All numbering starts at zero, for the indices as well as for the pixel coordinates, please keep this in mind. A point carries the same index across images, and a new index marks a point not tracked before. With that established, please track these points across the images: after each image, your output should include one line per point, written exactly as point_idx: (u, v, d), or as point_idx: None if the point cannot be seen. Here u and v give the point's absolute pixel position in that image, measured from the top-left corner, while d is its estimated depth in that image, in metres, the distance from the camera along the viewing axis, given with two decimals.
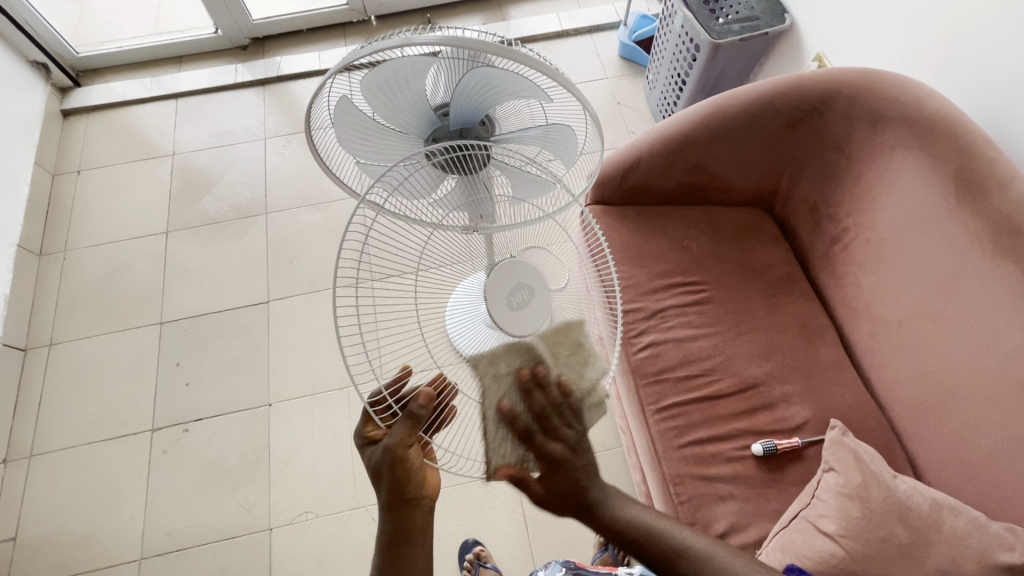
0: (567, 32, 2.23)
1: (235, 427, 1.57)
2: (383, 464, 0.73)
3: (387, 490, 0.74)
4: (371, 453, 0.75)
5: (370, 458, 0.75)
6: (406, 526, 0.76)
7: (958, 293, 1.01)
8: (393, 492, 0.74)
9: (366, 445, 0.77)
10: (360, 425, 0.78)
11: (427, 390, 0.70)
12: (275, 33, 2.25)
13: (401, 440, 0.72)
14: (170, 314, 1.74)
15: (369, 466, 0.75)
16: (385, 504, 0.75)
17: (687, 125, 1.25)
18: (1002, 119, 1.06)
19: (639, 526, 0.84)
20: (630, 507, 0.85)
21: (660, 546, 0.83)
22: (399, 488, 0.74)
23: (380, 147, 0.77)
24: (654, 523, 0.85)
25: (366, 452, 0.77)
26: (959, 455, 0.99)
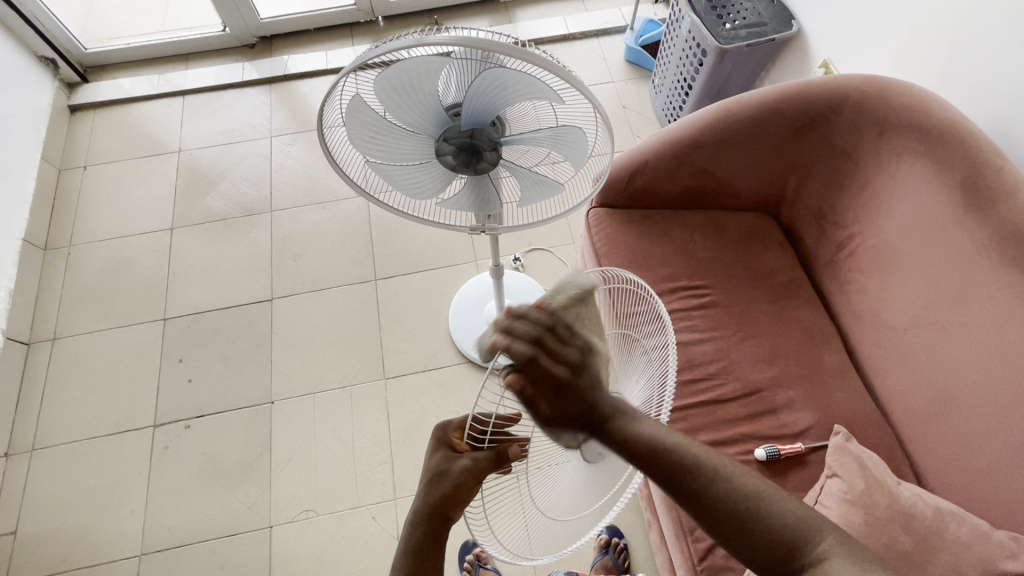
0: (573, 35, 2.23)
1: (237, 425, 1.57)
2: (449, 479, 0.70)
3: (435, 499, 0.72)
4: (444, 460, 0.71)
5: (438, 463, 0.72)
6: (430, 541, 0.74)
7: (964, 301, 1.01)
8: (439, 505, 0.72)
9: (439, 446, 0.73)
10: (450, 423, 0.75)
11: (518, 446, 0.68)
12: (282, 32, 2.26)
13: (475, 473, 0.69)
14: (173, 311, 1.74)
15: (434, 469, 0.72)
16: (423, 512, 0.73)
17: (695, 131, 1.25)
18: (1009, 130, 1.06)
19: (647, 438, 0.64)
20: (636, 422, 0.65)
21: (673, 467, 0.64)
22: (447, 503, 0.72)
23: (390, 147, 0.76)
24: (667, 438, 0.65)
25: (437, 453, 0.73)
26: (963, 462, 0.99)
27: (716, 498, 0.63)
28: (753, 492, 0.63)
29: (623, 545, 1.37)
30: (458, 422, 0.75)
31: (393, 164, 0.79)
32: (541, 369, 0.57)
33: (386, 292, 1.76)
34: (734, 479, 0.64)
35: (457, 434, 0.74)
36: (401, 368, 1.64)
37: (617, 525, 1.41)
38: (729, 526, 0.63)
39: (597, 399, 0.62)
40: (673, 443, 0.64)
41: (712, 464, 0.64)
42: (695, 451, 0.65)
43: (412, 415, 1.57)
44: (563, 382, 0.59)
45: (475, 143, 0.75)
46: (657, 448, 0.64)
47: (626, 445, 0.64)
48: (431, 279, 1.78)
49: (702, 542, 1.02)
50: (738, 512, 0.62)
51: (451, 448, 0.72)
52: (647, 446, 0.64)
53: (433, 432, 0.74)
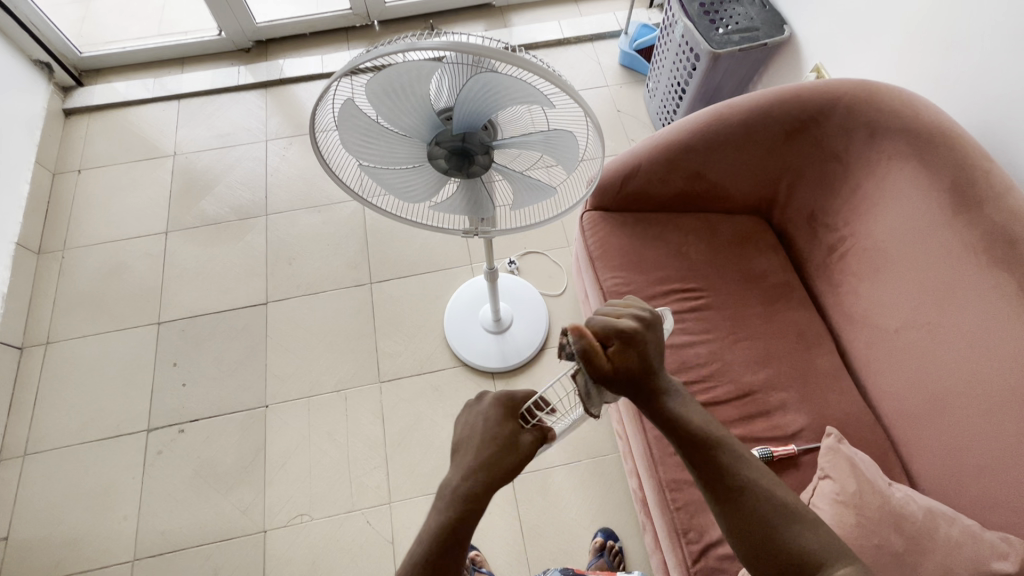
0: (568, 40, 2.25)
1: (231, 429, 1.57)
2: (520, 452, 0.68)
3: (494, 470, 0.66)
4: (513, 431, 0.69)
5: (507, 432, 0.69)
6: (469, 523, 0.66)
7: (954, 304, 1.01)
8: (501, 480, 0.67)
9: (506, 414, 0.70)
10: (514, 394, 0.72)
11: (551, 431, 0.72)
12: (278, 36, 2.27)
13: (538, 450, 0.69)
14: (167, 314, 1.74)
15: (505, 439, 0.68)
16: (479, 486, 0.66)
17: (687, 134, 1.26)
18: (997, 133, 1.07)
19: (698, 425, 0.70)
20: (691, 408, 0.71)
21: (714, 456, 0.69)
22: (507, 479, 0.68)
23: (383, 151, 0.77)
24: (717, 431, 0.70)
25: (506, 423, 0.69)
26: (954, 464, 1.00)
27: (745, 498, 0.67)
28: (785, 502, 0.67)
29: (618, 548, 1.36)
30: (523, 395, 0.73)
31: (386, 168, 0.79)
32: (615, 327, 0.65)
33: (382, 295, 1.76)
34: (771, 487, 0.68)
35: (521, 406, 0.72)
36: (395, 372, 1.64)
37: (612, 528, 1.41)
38: (754, 527, 0.66)
39: (661, 374, 0.69)
40: (720, 435, 0.70)
41: (751, 466, 0.69)
42: (739, 448, 0.70)
43: (407, 419, 1.57)
44: (630, 343, 0.66)
45: (468, 147, 0.75)
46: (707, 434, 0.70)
47: (675, 424, 0.69)
48: (426, 282, 1.78)
49: (696, 544, 1.02)
50: (766, 518, 0.66)
51: (514, 417, 0.70)
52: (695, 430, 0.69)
53: (499, 400, 0.70)
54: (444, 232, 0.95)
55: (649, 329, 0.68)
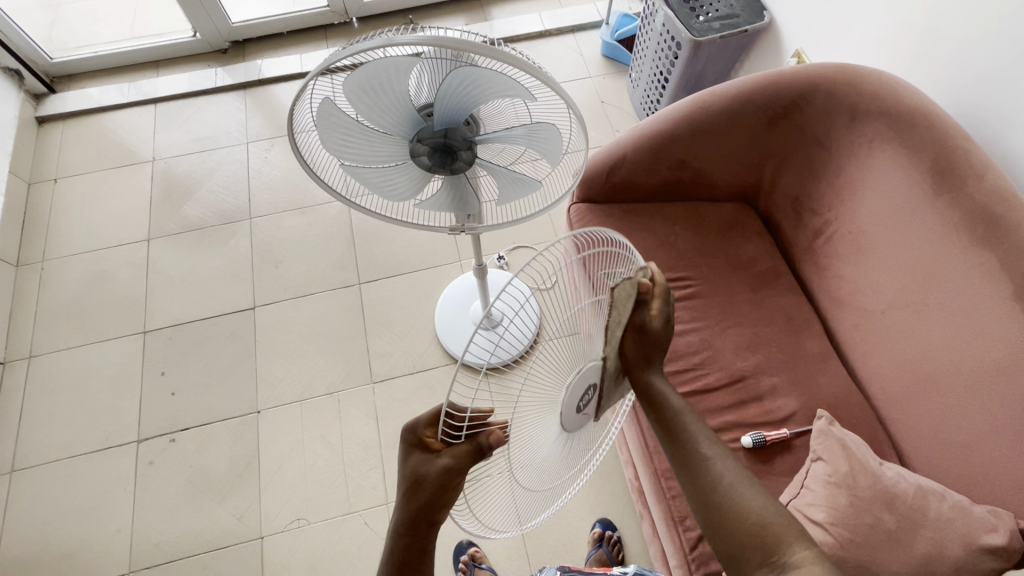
0: (550, 32, 2.24)
1: (223, 436, 1.55)
2: (430, 480, 0.68)
3: (418, 504, 0.71)
4: (420, 462, 0.69)
5: (415, 466, 0.70)
6: (420, 545, 0.74)
7: (939, 283, 1.02)
8: (423, 511, 0.71)
9: (413, 448, 0.71)
10: (417, 422, 0.71)
11: (501, 433, 0.66)
12: (255, 36, 2.23)
13: (457, 468, 0.67)
14: (153, 323, 1.71)
15: (413, 473, 0.70)
16: (412, 518, 0.72)
17: (671, 123, 1.26)
18: (976, 113, 1.08)
19: (669, 412, 0.74)
20: (669, 391, 0.75)
21: (681, 434, 0.72)
22: (433, 504, 0.71)
23: (364, 151, 0.73)
24: (686, 417, 0.73)
25: (412, 456, 0.71)
26: (944, 442, 1.01)
27: (700, 481, 0.69)
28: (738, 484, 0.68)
29: (617, 537, 1.38)
30: (426, 420, 0.71)
31: (368, 168, 0.76)
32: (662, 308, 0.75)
33: (371, 295, 1.75)
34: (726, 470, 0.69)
35: (428, 432, 0.71)
36: (388, 372, 1.63)
37: (610, 518, 1.42)
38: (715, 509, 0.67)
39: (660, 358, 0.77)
40: (690, 419, 0.74)
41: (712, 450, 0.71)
42: (703, 430, 0.73)
43: (401, 419, 1.56)
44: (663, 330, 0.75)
45: (450, 143, 0.73)
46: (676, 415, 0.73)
47: (653, 402, 0.74)
48: (416, 281, 1.77)
49: (693, 531, 1.03)
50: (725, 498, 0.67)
51: (422, 446, 0.70)
52: (665, 409, 0.74)
53: (402, 437, 0.72)
54: (429, 228, 0.94)
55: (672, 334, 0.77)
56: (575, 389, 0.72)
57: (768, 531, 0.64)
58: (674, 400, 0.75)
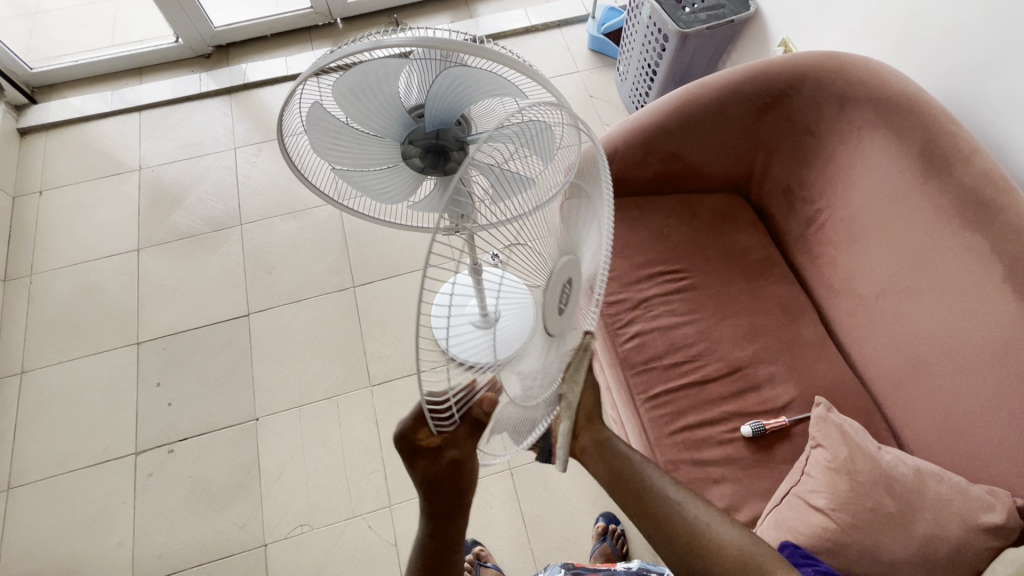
0: (536, 28, 2.24)
1: (222, 445, 1.54)
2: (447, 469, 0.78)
3: (443, 492, 0.80)
4: (428, 461, 0.78)
5: (427, 465, 0.78)
6: (455, 528, 0.83)
7: (931, 266, 1.03)
8: (449, 496, 0.81)
9: (416, 452, 0.78)
10: (405, 431, 0.77)
11: (491, 396, 0.70)
12: (239, 40, 2.21)
13: (467, 447, 0.77)
14: (146, 334, 1.69)
15: (428, 471, 0.79)
16: (440, 506, 0.82)
17: (661, 116, 1.26)
18: (962, 97, 1.09)
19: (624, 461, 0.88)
20: (629, 449, 0.89)
21: (647, 490, 0.85)
22: (456, 487, 0.81)
23: (355, 153, 0.73)
24: (644, 465, 0.87)
25: (417, 457, 0.78)
26: (940, 424, 1.02)
27: (674, 522, 0.81)
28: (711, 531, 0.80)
29: (620, 531, 1.39)
30: (414, 424, 0.77)
31: (359, 171, 0.75)
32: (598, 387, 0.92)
33: (366, 299, 1.74)
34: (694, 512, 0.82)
35: (421, 432, 0.77)
36: (385, 375, 1.63)
37: (613, 512, 1.43)
38: (692, 552, 0.79)
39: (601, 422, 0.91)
40: (653, 473, 0.86)
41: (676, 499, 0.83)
42: (662, 480, 0.86)
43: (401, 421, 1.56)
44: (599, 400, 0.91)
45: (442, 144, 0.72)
46: (640, 472, 0.86)
47: (619, 464, 0.87)
48: (411, 282, 1.77)
49: None
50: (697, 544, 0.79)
51: (422, 446, 0.77)
52: (630, 469, 0.87)
53: (399, 448, 0.79)
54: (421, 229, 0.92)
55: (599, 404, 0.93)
56: (550, 286, 0.74)
57: (746, 558, 0.77)
58: (635, 455, 0.89)
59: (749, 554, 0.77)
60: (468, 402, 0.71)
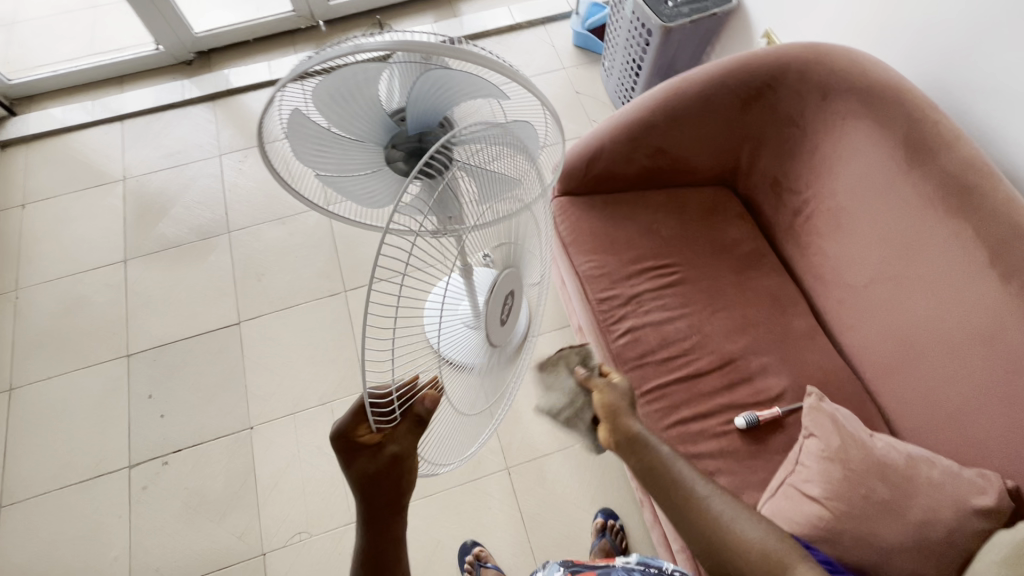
0: (520, 25, 2.23)
1: (217, 455, 1.53)
2: (387, 470, 0.76)
3: (383, 491, 0.77)
4: (368, 458, 0.74)
5: (364, 465, 0.75)
6: (392, 534, 0.81)
7: (917, 254, 1.03)
8: (388, 499, 0.78)
9: (353, 451, 0.75)
10: (345, 427, 0.74)
11: (433, 394, 0.74)
12: (220, 45, 2.19)
13: (407, 446, 0.75)
14: (136, 346, 1.67)
15: (365, 471, 0.75)
16: (381, 506, 0.79)
17: (646, 111, 1.26)
18: (943, 85, 1.10)
19: (655, 455, 0.85)
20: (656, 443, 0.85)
21: (672, 485, 0.82)
22: (395, 491, 0.78)
23: (339, 159, 0.72)
24: (672, 460, 0.84)
25: (352, 456, 0.75)
26: (931, 410, 1.03)
27: (698, 518, 0.79)
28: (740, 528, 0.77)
29: (619, 526, 1.39)
30: (352, 420, 0.74)
31: (344, 176, 0.74)
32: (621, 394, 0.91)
33: (358, 303, 1.73)
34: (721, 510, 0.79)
35: (360, 429, 0.74)
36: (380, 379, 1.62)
37: (612, 508, 1.43)
38: (720, 550, 0.77)
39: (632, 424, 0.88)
40: (680, 467, 0.84)
41: (705, 495, 0.81)
42: (689, 474, 0.83)
43: None
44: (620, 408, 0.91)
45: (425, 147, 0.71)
46: (666, 467, 0.83)
47: (646, 460, 0.84)
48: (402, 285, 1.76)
49: None
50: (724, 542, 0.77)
51: (362, 442, 0.74)
52: (655, 464, 0.84)
53: (335, 446, 0.75)
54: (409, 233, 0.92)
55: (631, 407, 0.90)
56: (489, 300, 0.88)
57: (773, 559, 0.75)
58: (661, 449, 0.85)
59: (775, 556, 0.75)
60: (411, 397, 0.75)
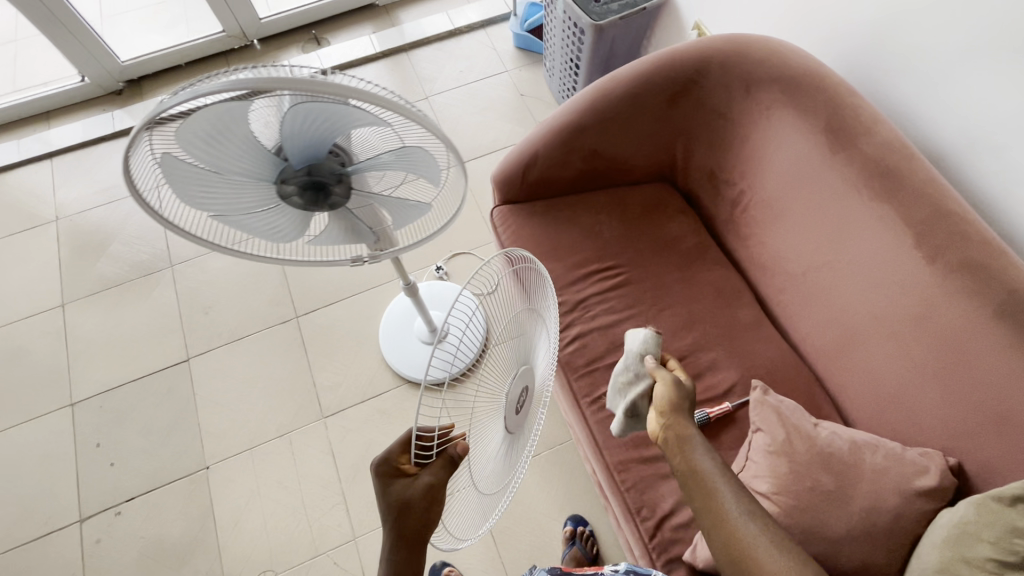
0: (460, 30, 2.21)
1: (173, 499, 1.48)
2: (416, 505, 0.75)
3: (410, 526, 0.76)
4: (403, 488, 0.75)
5: (399, 493, 0.75)
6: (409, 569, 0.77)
7: (849, 240, 1.03)
8: (415, 530, 0.77)
9: (388, 478, 0.76)
10: (390, 452, 0.78)
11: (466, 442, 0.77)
12: (151, 72, 2.11)
13: (438, 484, 0.75)
14: (80, 393, 1.61)
15: (397, 501, 0.75)
16: (403, 540, 0.76)
17: (577, 114, 1.24)
18: (863, 69, 1.10)
19: (698, 463, 0.78)
20: (703, 451, 0.78)
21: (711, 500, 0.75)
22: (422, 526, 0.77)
23: (229, 198, 0.67)
24: (713, 474, 0.76)
25: (386, 484, 0.76)
26: (875, 394, 1.04)
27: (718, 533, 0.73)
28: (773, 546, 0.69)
29: (589, 532, 1.38)
30: (398, 448, 0.79)
31: (237, 214, 0.69)
32: (684, 386, 0.88)
33: (311, 328, 1.69)
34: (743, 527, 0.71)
35: (402, 459, 0.78)
36: (337, 404, 1.58)
37: (582, 514, 1.42)
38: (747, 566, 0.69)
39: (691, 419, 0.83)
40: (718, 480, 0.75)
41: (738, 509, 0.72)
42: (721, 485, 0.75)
43: (358, 449, 1.52)
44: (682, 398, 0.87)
45: (318, 180, 0.68)
46: (704, 477, 0.76)
47: (692, 467, 0.78)
48: (355, 306, 1.72)
49: (651, 520, 1.03)
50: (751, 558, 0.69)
51: (401, 473, 0.77)
52: (696, 472, 0.77)
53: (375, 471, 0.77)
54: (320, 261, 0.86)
55: (690, 401, 0.86)
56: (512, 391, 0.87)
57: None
58: (706, 460, 0.78)
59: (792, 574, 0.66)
60: (449, 443, 0.80)
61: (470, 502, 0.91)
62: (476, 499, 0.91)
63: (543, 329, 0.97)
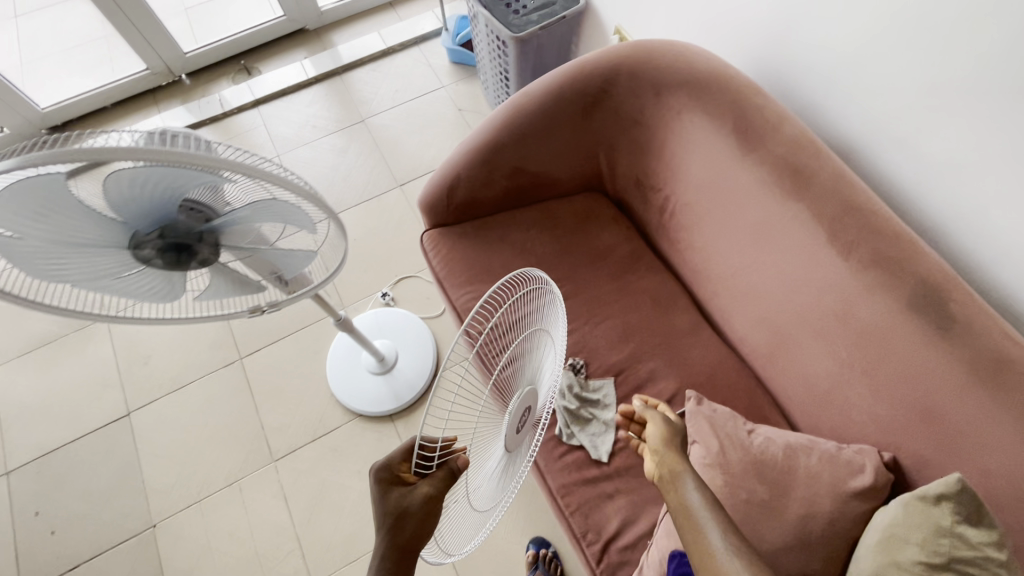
0: (392, 49, 2.18)
1: (119, 563, 1.41)
2: (413, 514, 0.68)
3: (404, 539, 0.69)
4: (400, 496, 0.69)
5: (396, 501, 0.69)
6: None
7: (768, 240, 1.02)
8: (407, 542, 0.69)
9: (388, 485, 0.70)
10: (391, 459, 0.72)
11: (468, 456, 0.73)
12: (75, 117, 2.05)
13: (437, 497, 0.70)
14: (15, 461, 1.53)
15: (394, 507, 0.68)
16: (394, 551, 0.69)
17: (493, 132, 1.22)
18: (772, 66, 1.10)
19: (684, 496, 0.75)
20: (696, 487, 0.75)
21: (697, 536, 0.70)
22: (415, 538, 0.70)
23: (84, 269, 0.63)
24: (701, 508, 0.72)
25: (386, 490, 0.70)
26: (809, 393, 1.02)
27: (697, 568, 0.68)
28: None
29: (552, 554, 1.34)
30: (399, 455, 0.73)
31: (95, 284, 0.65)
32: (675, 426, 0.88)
33: (256, 368, 1.64)
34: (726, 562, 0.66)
35: (403, 467, 0.72)
36: (288, 446, 1.53)
37: (544, 536, 1.39)
38: None
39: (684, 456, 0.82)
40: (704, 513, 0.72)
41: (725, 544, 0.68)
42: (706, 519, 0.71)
43: (312, 491, 1.47)
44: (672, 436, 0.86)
45: (177, 242, 0.65)
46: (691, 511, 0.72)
47: (681, 501, 0.75)
48: (301, 341, 1.67)
49: (596, 544, 1.00)
50: None
51: (401, 481, 0.71)
52: (686, 506, 0.74)
53: (375, 475, 0.71)
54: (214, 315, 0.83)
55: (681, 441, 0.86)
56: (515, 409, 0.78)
57: None
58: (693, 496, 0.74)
59: None
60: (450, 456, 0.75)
61: (463, 515, 0.83)
62: (469, 514, 0.83)
63: (551, 346, 0.88)
